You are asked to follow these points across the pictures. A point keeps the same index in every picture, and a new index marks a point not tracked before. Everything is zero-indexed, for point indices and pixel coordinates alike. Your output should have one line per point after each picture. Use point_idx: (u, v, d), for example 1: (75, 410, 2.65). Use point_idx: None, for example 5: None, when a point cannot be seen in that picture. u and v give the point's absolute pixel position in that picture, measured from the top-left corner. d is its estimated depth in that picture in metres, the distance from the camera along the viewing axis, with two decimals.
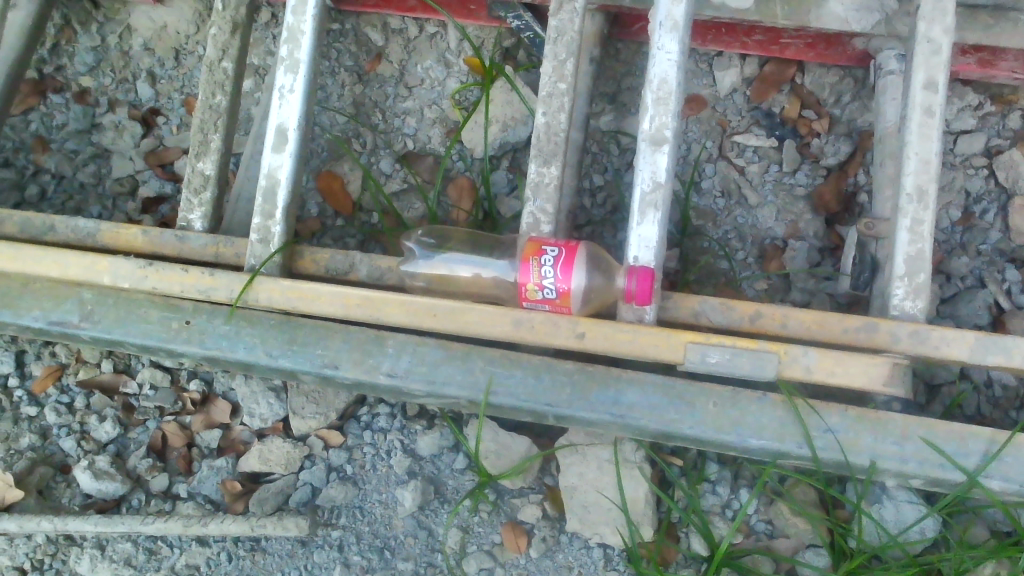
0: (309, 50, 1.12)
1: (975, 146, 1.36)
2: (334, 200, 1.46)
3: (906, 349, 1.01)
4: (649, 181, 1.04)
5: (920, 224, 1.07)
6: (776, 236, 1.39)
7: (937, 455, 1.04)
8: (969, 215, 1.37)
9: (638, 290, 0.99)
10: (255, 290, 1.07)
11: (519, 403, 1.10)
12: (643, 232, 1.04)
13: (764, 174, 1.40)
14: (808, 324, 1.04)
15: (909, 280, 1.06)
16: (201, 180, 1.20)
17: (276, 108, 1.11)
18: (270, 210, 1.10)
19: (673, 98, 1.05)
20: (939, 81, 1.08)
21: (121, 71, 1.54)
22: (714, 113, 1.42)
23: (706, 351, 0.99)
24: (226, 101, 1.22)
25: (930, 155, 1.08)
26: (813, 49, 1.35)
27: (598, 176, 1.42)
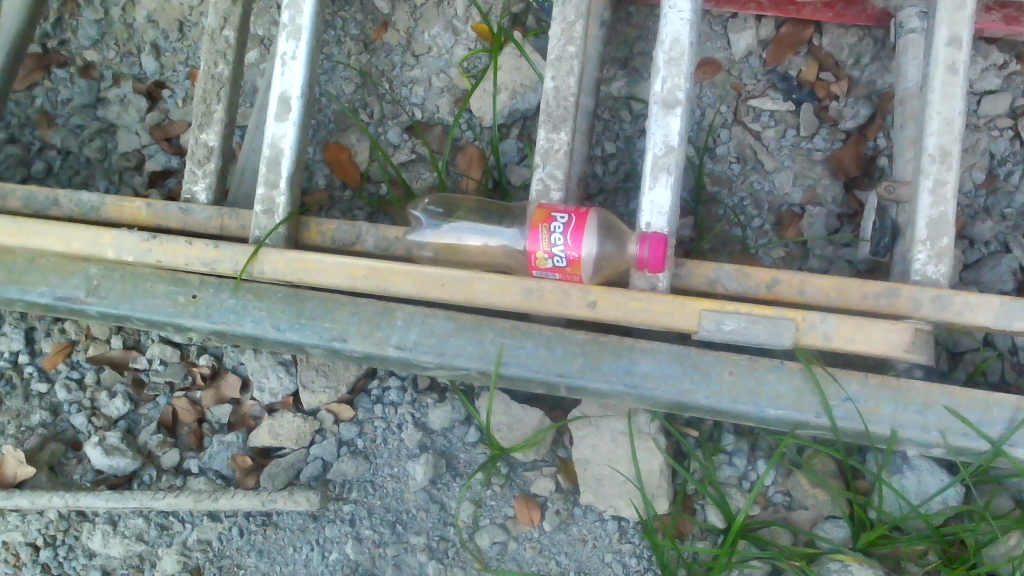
0: (311, 16, 1.08)
1: (999, 107, 1.33)
2: (341, 171, 1.44)
3: (928, 315, 0.98)
4: (661, 145, 1.01)
5: (943, 185, 1.03)
6: (792, 203, 1.34)
7: (960, 423, 1.01)
8: (993, 177, 1.33)
9: (651, 257, 0.96)
10: (260, 262, 1.04)
11: (530, 374, 1.09)
12: (655, 197, 1.00)
13: (780, 140, 1.36)
14: (825, 291, 1.01)
15: (931, 244, 1.03)
16: (204, 151, 1.17)
17: (279, 77, 1.08)
18: (274, 179, 1.07)
19: (686, 59, 1.01)
20: (962, 36, 1.04)
21: (125, 44, 1.52)
22: (729, 77, 1.39)
23: (721, 318, 0.96)
24: (228, 70, 1.18)
25: (953, 115, 1.04)
26: (831, 9, 1.33)
27: (610, 143, 1.39)
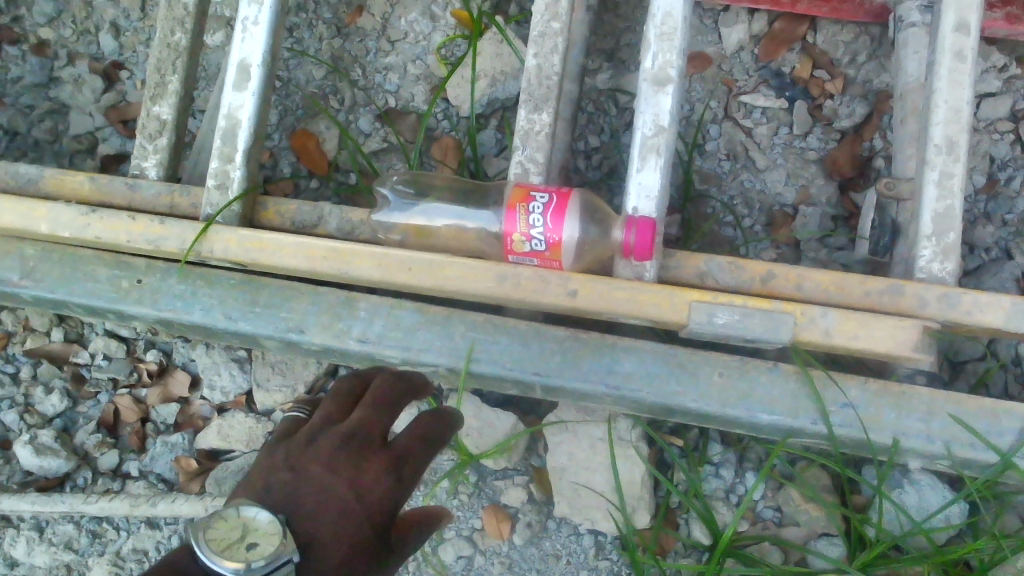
0: None
1: (1000, 110, 1.28)
2: (308, 158, 1.36)
3: (935, 314, 0.91)
4: (650, 124, 0.93)
5: (949, 178, 0.96)
6: (784, 203, 1.28)
7: (967, 433, 0.93)
8: (993, 182, 1.27)
9: (638, 243, 0.88)
10: (209, 240, 0.95)
11: (503, 372, 1.00)
12: (643, 180, 0.93)
13: (773, 137, 1.30)
14: (824, 286, 0.93)
15: (937, 240, 0.96)
16: (156, 124, 1.08)
17: (238, 43, 0.99)
18: (229, 153, 0.98)
19: (679, 35, 0.94)
20: (970, 23, 0.98)
21: (83, 22, 1.44)
22: (720, 72, 1.32)
23: (714, 311, 0.87)
24: (186, 39, 1.09)
25: (961, 104, 0.97)
26: (827, 3, 1.27)
27: (594, 137, 1.31)
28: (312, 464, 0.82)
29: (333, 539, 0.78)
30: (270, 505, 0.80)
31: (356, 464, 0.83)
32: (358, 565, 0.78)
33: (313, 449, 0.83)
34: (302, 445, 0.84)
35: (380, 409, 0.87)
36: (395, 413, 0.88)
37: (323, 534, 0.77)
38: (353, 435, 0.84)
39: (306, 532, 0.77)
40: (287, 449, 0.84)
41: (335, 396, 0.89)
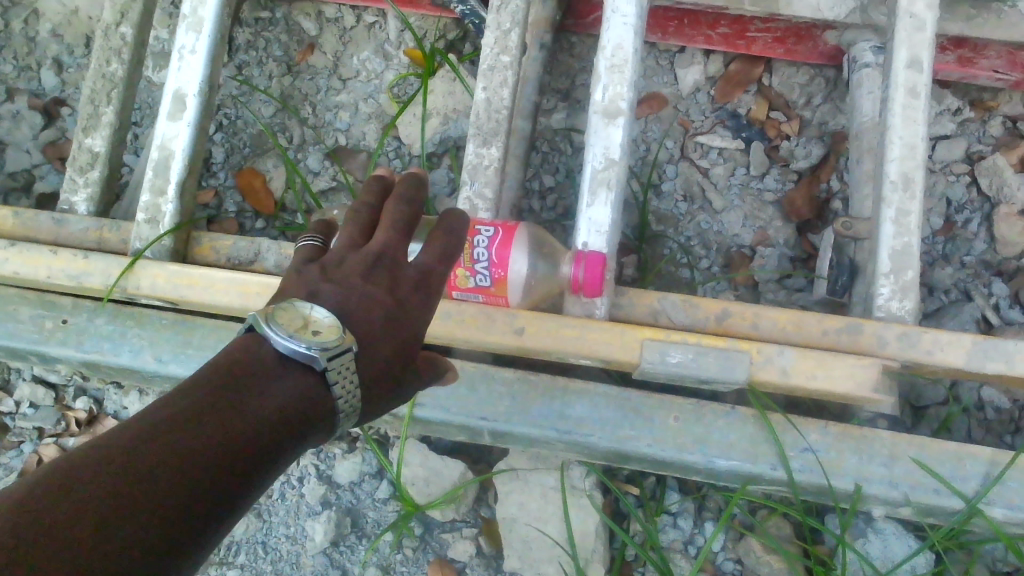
0: (215, 8, 0.96)
1: (955, 152, 1.27)
2: (254, 198, 1.31)
3: (894, 354, 0.88)
4: (601, 158, 0.91)
5: (905, 215, 0.94)
6: (742, 244, 1.25)
7: (931, 478, 0.90)
8: (951, 224, 1.25)
9: (587, 279, 0.85)
10: (136, 275, 0.90)
11: (449, 417, 0.95)
12: (593, 215, 0.89)
13: (729, 178, 1.28)
14: (781, 325, 0.90)
15: (895, 277, 0.93)
16: (88, 157, 1.03)
17: (174, 72, 0.95)
18: (161, 186, 0.94)
19: (630, 67, 0.92)
20: (923, 59, 0.97)
21: (25, 58, 1.40)
22: (676, 113, 1.31)
23: (666, 350, 0.84)
24: (122, 70, 1.05)
25: (915, 140, 0.96)
26: (781, 44, 1.27)
27: (549, 177, 1.28)
28: (351, 273, 0.71)
29: (377, 333, 0.70)
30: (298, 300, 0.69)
31: (394, 270, 0.73)
32: (400, 326, 0.72)
33: (344, 268, 0.72)
34: (334, 259, 0.73)
35: (404, 237, 0.74)
36: (418, 221, 0.76)
37: (369, 334, 0.69)
38: (382, 254, 0.73)
39: (344, 310, 0.69)
40: (319, 266, 0.73)
41: (353, 225, 0.75)
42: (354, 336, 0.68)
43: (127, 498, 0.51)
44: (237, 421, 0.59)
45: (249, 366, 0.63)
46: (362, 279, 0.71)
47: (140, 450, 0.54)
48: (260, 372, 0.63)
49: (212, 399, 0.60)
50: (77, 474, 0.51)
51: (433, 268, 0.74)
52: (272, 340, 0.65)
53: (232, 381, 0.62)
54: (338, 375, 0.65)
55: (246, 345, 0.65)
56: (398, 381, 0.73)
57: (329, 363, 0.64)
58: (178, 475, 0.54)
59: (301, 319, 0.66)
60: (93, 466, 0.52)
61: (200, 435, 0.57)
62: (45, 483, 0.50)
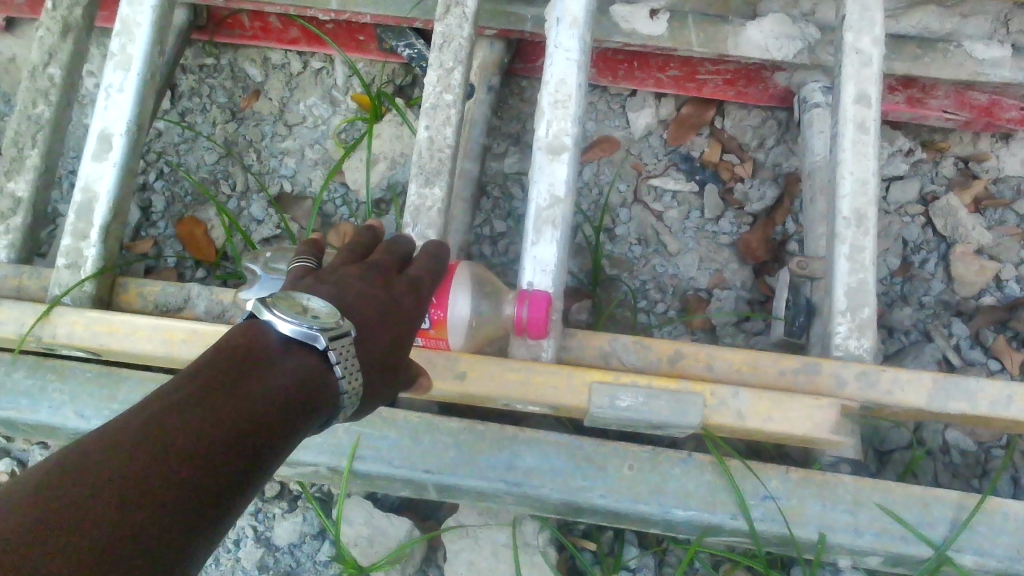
0: (145, 45, 0.92)
1: (909, 193, 1.26)
2: (195, 246, 1.26)
3: (853, 395, 0.84)
4: (545, 195, 0.87)
5: (860, 251, 0.92)
6: (698, 287, 1.22)
7: (897, 525, 0.85)
8: (908, 265, 1.24)
9: (531, 319, 0.80)
10: (52, 323, 0.84)
11: (390, 470, 0.89)
12: (538, 253, 0.86)
13: (684, 221, 1.25)
14: (736, 366, 0.86)
15: (851, 315, 0.90)
16: (10, 202, 0.98)
17: (100, 112, 0.91)
18: (84, 229, 0.89)
19: (574, 102, 0.90)
20: (871, 94, 0.96)
21: None
22: (628, 156, 1.29)
23: (616, 393, 0.80)
24: (49, 112, 1.01)
25: (867, 175, 0.94)
26: (732, 87, 1.27)
27: (500, 222, 1.25)
28: (344, 273, 0.71)
29: (376, 323, 0.69)
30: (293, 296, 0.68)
31: (385, 273, 0.73)
32: (398, 320, 0.71)
33: (338, 272, 0.71)
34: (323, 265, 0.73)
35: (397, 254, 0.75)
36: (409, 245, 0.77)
37: (370, 323, 0.68)
38: (379, 262, 0.73)
39: (341, 300, 0.68)
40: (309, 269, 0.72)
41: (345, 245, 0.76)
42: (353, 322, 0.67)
43: (151, 468, 0.47)
44: (249, 398, 0.56)
45: (254, 349, 0.60)
46: (357, 281, 0.70)
47: (159, 426, 0.50)
48: (266, 355, 0.60)
49: (226, 376, 0.57)
50: (94, 452, 0.47)
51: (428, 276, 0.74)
52: (273, 325, 0.62)
53: (241, 360, 0.59)
54: (341, 356, 0.63)
55: (245, 331, 0.63)
56: (393, 372, 0.71)
57: (330, 345, 0.62)
58: (200, 449, 0.51)
59: (300, 305, 0.64)
60: (112, 444, 0.48)
61: (216, 411, 0.54)
62: (62, 462, 0.46)
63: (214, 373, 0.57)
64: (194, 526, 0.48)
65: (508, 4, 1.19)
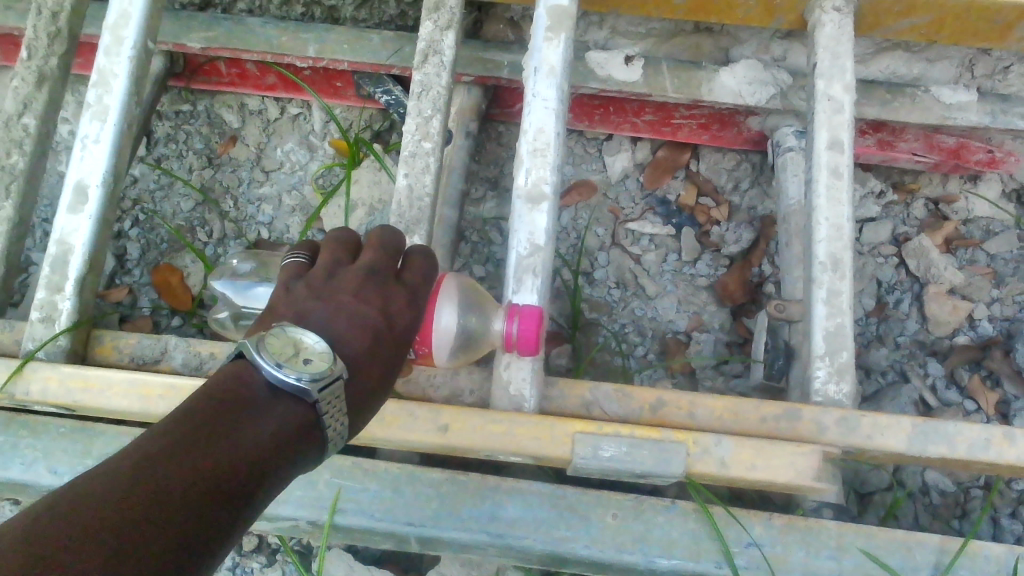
0: (122, 96, 0.92)
1: (881, 235, 1.29)
2: (171, 294, 1.25)
3: (834, 440, 0.85)
4: (526, 244, 0.88)
5: (837, 295, 0.93)
6: (677, 330, 1.23)
7: (880, 570, 0.85)
8: (882, 305, 1.25)
9: (515, 337, 0.81)
10: (25, 379, 0.83)
11: (372, 523, 0.88)
12: (519, 302, 0.86)
13: (662, 264, 1.26)
14: (717, 412, 0.86)
15: (830, 360, 0.91)
16: None
17: (75, 163, 0.90)
18: (59, 282, 0.88)
19: (552, 151, 0.90)
20: (843, 140, 0.98)
21: None
22: (605, 200, 1.30)
23: (599, 443, 0.79)
24: (23, 162, 1.00)
25: (841, 220, 0.95)
26: (706, 131, 1.29)
27: (479, 267, 1.25)
28: (338, 295, 0.78)
29: (366, 356, 0.75)
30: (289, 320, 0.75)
31: (381, 291, 0.79)
32: (388, 341, 0.77)
33: (334, 283, 0.79)
34: (322, 280, 0.79)
35: (389, 257, 0.81)
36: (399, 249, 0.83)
37: (358, 349, 0.75)
38: (371, 269, 0.80)
39: (336, 330, 0.75)
40: (306, 284, 0.79)
41: (342, 245, 0.83)
42: (345, 353, 0.74)
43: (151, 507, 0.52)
44: (239, 442, 0.62)
45: (247, 391, 0.66)
46: (349, 297, 0.78)
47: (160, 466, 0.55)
48: (251, 398, 0.66)
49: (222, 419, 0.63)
50: (97, 495, 0.52)
51: (417, 285, 0.81)
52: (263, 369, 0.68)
53: (237, 403, 0.65)
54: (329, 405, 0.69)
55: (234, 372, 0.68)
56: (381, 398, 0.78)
57: (319, 394, 0.68)
58: (199, 489, 0.56)
59: (291, 350, 0.69)
60: (112, 485, 0.53)
61: (200, 455, 0.58)
62: (69, 504, 0.51)
63: (199, 419, 0.61)
64: (186, 556, 0.52)
65: (484, 51, 1.21)
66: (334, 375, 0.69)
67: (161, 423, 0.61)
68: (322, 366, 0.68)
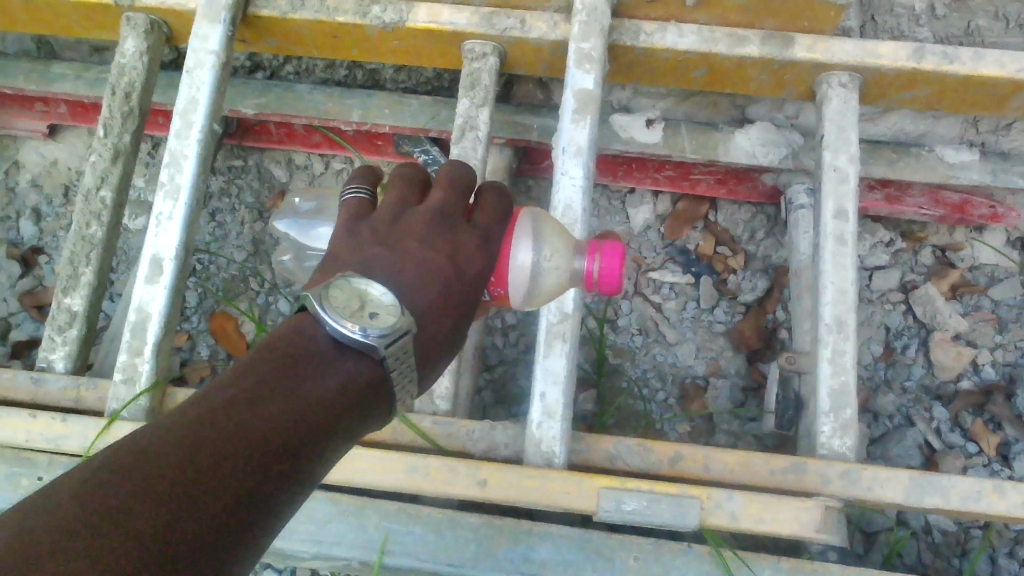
0: (192, 176, 1.03)
1: (890, 282, 1.36)
2: (227, 341, 1.36)
3: (837, 492, 0.93)
4: (555, 311, 0.96)
5: (841, 355, 1.01)
6: (696, 375, 1.31)
7: None
8: (891, 350, 1.33)
9: (603, 274, 0.80)
10: (113, 437, 0.94)
11: (416, 564, 0.97)
12: (549, 366, 0.95)
13: (681, 312, 1.35)
14: (730, 465, 0.95)
15: (834, 416, 0.99)
16: (66, 317, 1.07)
17: (152, 238, 1.01)
18: (139, 346, 0.98)
19: (580, 225, 0.99)
20: (848, 209, 1.06)
21: (4, 208, 1.49)
22: (628, 250, 1.39)
23: (622, 497, 0.88)
24: (101, 232, 1.10)
25: (846, 284, 1.04)
26: (723, 185, 1.37)
27: (510, 314, 1.34)
28: (407, 240, 0.74)
29: (433, 312, 0.72)
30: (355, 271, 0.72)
31: (452, 235, 0.75)
32: (456, 295, 0.74)
33: (400, 228, 0.75)
34: (386, 224, 0.75)
35: (460, 202, 0.77)
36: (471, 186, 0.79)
37: (426, 308, 0.72)
38: (440, 211, 0.76)
39: (406, 280, 0.72)
40: (371, 228, 0.75)
41: (404, 183, 0.78)
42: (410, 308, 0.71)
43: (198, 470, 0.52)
44: (296, 401, 0.61)
45: (303, 349, 0.66)
46: (416, 245, 0.74)
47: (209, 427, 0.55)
48: (313, 353, 0.66)
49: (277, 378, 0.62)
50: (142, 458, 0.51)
51: (489, 231, 0.76)
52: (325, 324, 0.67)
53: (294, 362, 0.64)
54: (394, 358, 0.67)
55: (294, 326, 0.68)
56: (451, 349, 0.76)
57: (387, 349, 0.66)
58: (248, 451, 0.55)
59: (357, 298, 0.66)
60: (157, 447, 0.52)
61: (264, 413, 0.59)
62: (114, 465, 0.51)
63: (260, 376, 0.62)
64: (242, 519, 0.52)
65: (515, 115, 1.30)
66: (403, 330, 0.66)
67: (218, 380, 0.61)
68: (390, 321, 0.66)
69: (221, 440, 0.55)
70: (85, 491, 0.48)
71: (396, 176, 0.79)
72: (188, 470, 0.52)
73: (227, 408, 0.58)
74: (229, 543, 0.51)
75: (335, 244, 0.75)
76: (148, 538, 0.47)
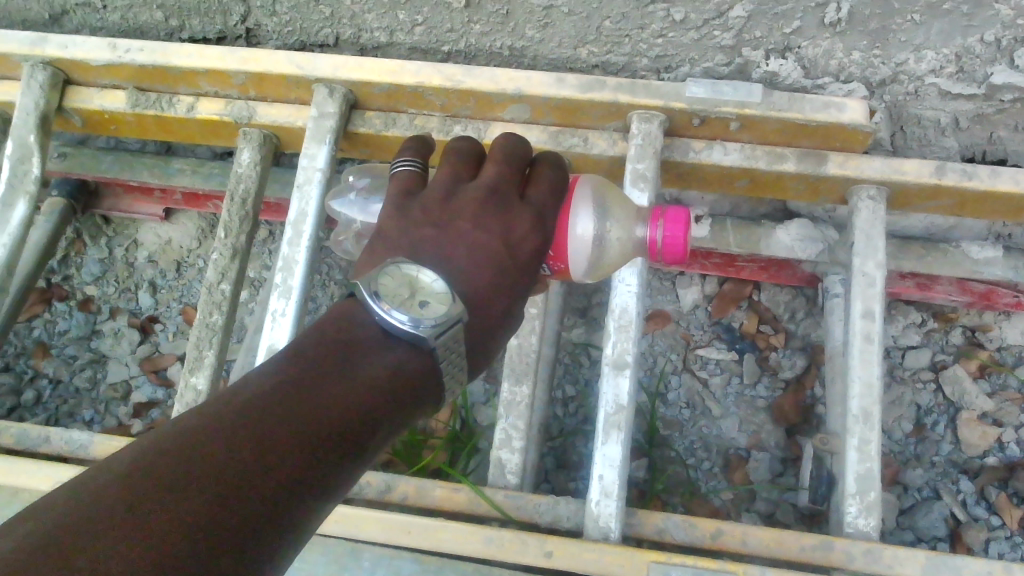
0: (302, 278, 1.20)
1: (921, 361, 1.48)
2: None
3: (861, 568, 1.06)
4: (612, 403, 1.11)
5: (867, 443, 1.14)
6: (739, 446, 1.45)
7: None
8: (921, 426, 1.45)
9: (661, 244, 0.93)
10: None
11: None
12: (607, 451, 1.10)
13: (726, 386, 1.49)
14: (765, 541, 1.08)
15: (861, 498, 1.11)
16: (192, 394, 1.24)
17: (268, 331, 1.18)
18: None
19: (633, 327, 1.14)
20: (875, 310, 1.18)
21: (125, 281, 1.70)
22: (678, 328, 1.54)
23: (668, 569, 1.03)
24: (221, 318, 1.28)
25: (871, 379, 1.16)
26: (766, 271, 1.49)
27: (570, 386, 1.51)
28: (460, 222, 0.85)
29: (484, 304, 0.84)
30: (406, 252, 0.84)
31: (504, 215, 0.86)
32: (503, 277, 0.85)
33: (456, 204, 0.87)
34: (444, 202, 0.87)
35: (507, 176, 0.89)
36: (518, 164, 0.91)
37: (477, 289, 0.84)
38: (492, 187, 0.87)
39: (456, 266, 0.84)
40: (422, 209, 0.86)
41: (459, 165, 0.90)
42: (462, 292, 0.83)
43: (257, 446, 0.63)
44: (345, 385, 0.73)
45: (350, 337, 0.78)
46: (469, 227, 0.85)
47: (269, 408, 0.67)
48: (363, 340, 0.78)
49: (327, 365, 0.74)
50: (208, 435, 0.63)
51: (542, 209, 0.88)
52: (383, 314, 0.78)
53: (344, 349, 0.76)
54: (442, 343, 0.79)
55: (345, 313, 0.81)
56: (506, 327, 0.88)
57: (437, 339, 0.78)
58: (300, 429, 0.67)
59: (410, 293, 0.78)
60: (219, 428, 0.64)
61: (313, 396, 0.70)
62: (186, 439, 0.62)
63: (309, 363, 0.74)
64: (296, 485, 0.64)
65: None
66: (453, 318, 0.78)
67: (275, 363, 0.73)
68: (441, 309, 0.78)
69: (266, 419, 0.66)
70: (140, 473, 0.59)
71: (449, 152, 0.92)
72: (252, 445, 0.63)
73: (275, 395, 0.69)
74: (285, 504, 0.62)
75: (388, 218, 0.87)
76: (208, 500, 0.58)
